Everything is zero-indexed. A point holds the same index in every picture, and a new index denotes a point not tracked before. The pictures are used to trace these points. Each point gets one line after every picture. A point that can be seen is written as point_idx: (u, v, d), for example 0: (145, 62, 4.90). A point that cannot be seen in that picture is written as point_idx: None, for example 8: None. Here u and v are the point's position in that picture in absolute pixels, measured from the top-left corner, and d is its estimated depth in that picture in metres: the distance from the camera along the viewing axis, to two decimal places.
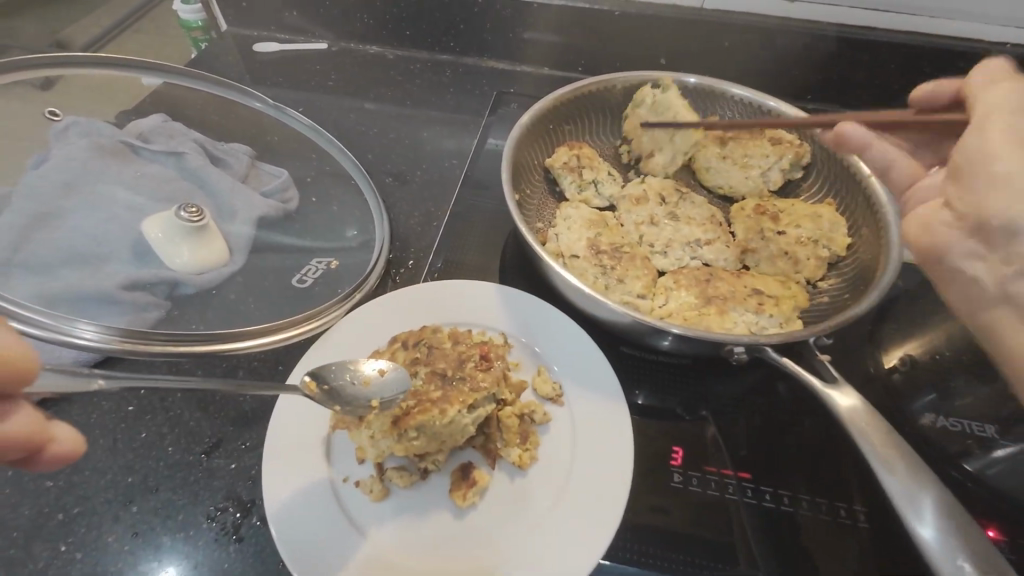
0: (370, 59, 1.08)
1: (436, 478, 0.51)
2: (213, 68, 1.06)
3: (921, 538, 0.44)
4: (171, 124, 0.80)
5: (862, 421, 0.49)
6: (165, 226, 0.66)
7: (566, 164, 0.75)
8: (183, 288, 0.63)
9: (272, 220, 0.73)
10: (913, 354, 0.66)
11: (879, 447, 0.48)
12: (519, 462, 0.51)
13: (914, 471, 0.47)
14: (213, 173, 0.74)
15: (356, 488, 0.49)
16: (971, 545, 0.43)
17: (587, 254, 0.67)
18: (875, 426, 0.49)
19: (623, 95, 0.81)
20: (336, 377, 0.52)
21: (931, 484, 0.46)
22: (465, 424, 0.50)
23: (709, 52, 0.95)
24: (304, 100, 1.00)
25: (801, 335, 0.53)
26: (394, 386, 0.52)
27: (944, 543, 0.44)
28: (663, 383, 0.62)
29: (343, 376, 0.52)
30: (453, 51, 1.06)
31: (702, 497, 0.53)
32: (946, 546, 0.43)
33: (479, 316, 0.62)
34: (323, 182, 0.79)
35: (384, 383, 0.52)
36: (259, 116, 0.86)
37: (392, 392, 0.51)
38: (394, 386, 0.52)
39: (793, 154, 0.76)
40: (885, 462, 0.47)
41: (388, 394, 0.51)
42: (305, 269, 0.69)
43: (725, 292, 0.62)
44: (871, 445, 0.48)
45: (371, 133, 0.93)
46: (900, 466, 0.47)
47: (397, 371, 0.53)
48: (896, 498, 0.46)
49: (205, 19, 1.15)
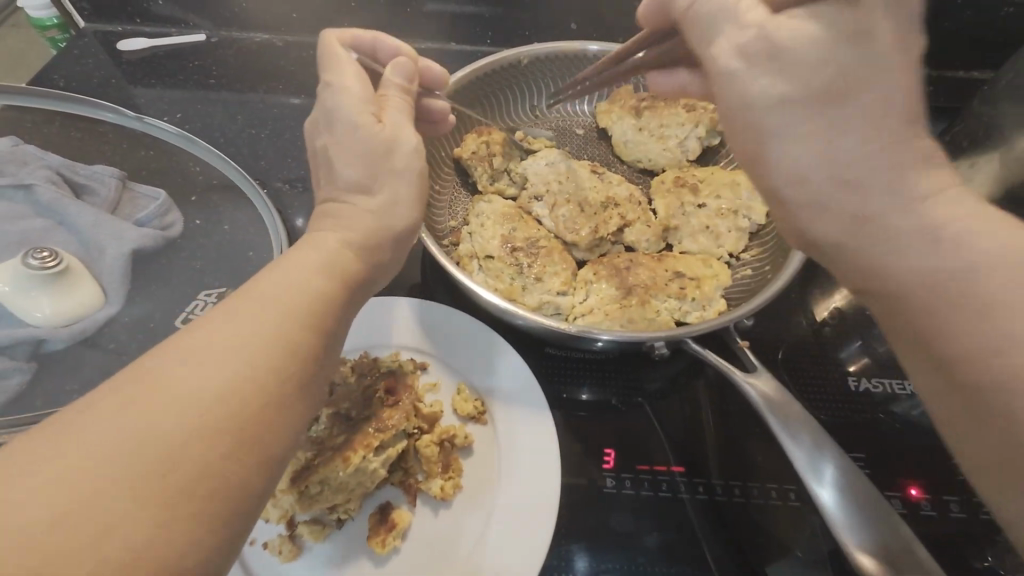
0: (257, 48, 0.97)
1: (350, 526, 0.47)
2: (75, 75, 0.93)
3: (820, 501, 0.44)
4: (21, 149, 0.70)
5: (771, 397, 0.48)
6: (14, 277, 0.58)
7: (477, 155, 0.70)
8: (50, 344, 0.57)
9: (151, 251, 0.65)
10: (841, 307, 0.66)
11: (785, 419, 0.47)
12: (440, 494, 0.48)
13: (817, 437, 0.46)
14: (71, 205, 0.65)
15: (264, 550, 0.45)
16: (868, 510, 0.43)
17: (502, 253, 0.62)
18: (783, 399, 0.48)
19: (527, 71, 0.75)
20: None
21: (834, 452, 0.46)
22: (374, 468, 0.46)
23: (620, 14, 0.89)
24: (184, 102, 0.89)
25: (723, 322, 0.51)
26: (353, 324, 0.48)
27: (843, 507, 0.44)
28: (601, 374, 0.60)
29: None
30: (349, 32, 0.97)
31: (635, 500, 0.52)
32: (842, 513, 0.43)
33: (391, 335, 0.57)
34: (209, 199, 0.71)
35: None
36: (124, 129, 0.76)
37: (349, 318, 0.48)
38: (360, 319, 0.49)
39: (707, 121, 0.73)
40: (789, 432, 0.47)
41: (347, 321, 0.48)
42: (192, 305, 0.62)
43: (645, 279, 0.59)
44: (777, 417, 0.47)
45: (264, 134, 0.84)
46: (805, 436, 0.46)
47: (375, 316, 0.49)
48: (800, 466, 0.46)
49: (61, 16, 1.01)
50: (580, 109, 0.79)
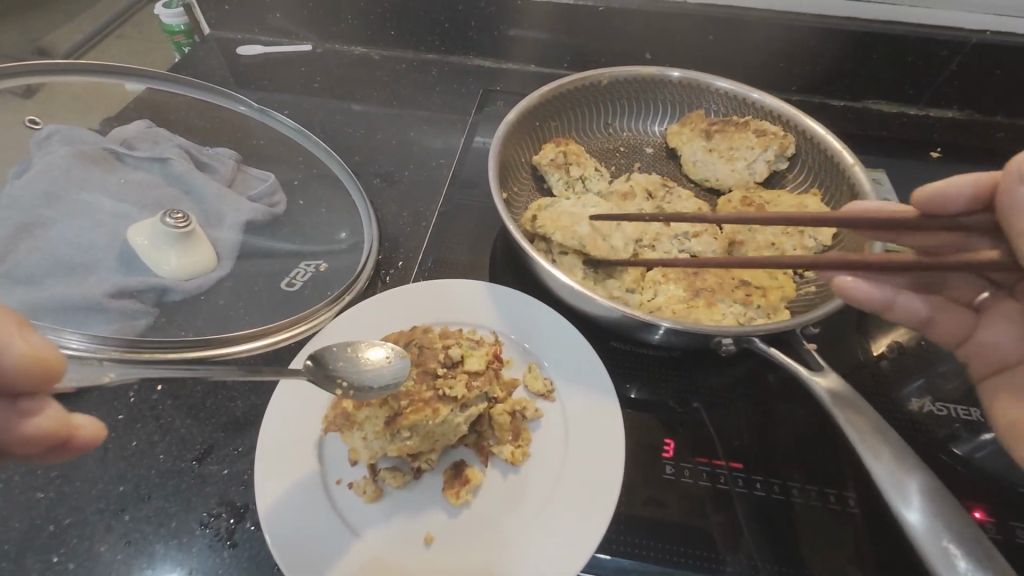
0: (355, 59, 1.07)
1: (429, 478, 0.52)
2: (196, 72, 1.05)
3: (908, 523, 0.45)
4: (155, 130, 0.80)
5: (848, 410, 0.50)
6: (151, 233, 0.66)
7: (574, 156, 0.76)
8: (171, 294, 0.64)
9: (259, 225, 0.73)
10: (903, 340, 0.68)
11: (866, 434, 0.48)
12: (511, 459, 0.52)
13: (899, 455, 0.47)
14: (199, 179, 0.75)
15: (349, 489, 0.50)
16: (957, 528, 0.44)
17: (576, 250, 0.67)
18: (862, 413, 0.49)
19: (607, 90, 0.82)
20: (336, 360, 0.52)
21: (917, 469, 0.47)
22: (457, 422, 0.53)
23: (695, 46, 0.94)
24: (289, 102, 0.99)
25: (789, 324, 0.54)
26: (388, 379, 0.52)
27: (931, 526, 0.44)
28: (657, 375, 0.63)
29: (343, 360, 0.52)
30: (439, 50, 1.06)
31: (693, 488, 0.54)
32: (931, 533, 0.44)
33: (470, 313, 0.62)
34: (310, 185, 0.79)
35: (380, 372, 0.52)
36: (244, 119, 0.86)
37: (382, 382, 0.52)
38: (389, 378, 0.52)
39: (778, 145, 0.77)
40: (871, 448, 0.48)
41: (374, 384, 0.51)
42: (293, 273, 0.69)
43: (712, 284, 0.64)
44: (858, 432, 0.49)
45: (358, 134, 0.92)
46: (886, 452, 0.47)
47: (400, 361, 0.53)
48: (882, 485, 0.46)
49: (189, 23, 1.12)
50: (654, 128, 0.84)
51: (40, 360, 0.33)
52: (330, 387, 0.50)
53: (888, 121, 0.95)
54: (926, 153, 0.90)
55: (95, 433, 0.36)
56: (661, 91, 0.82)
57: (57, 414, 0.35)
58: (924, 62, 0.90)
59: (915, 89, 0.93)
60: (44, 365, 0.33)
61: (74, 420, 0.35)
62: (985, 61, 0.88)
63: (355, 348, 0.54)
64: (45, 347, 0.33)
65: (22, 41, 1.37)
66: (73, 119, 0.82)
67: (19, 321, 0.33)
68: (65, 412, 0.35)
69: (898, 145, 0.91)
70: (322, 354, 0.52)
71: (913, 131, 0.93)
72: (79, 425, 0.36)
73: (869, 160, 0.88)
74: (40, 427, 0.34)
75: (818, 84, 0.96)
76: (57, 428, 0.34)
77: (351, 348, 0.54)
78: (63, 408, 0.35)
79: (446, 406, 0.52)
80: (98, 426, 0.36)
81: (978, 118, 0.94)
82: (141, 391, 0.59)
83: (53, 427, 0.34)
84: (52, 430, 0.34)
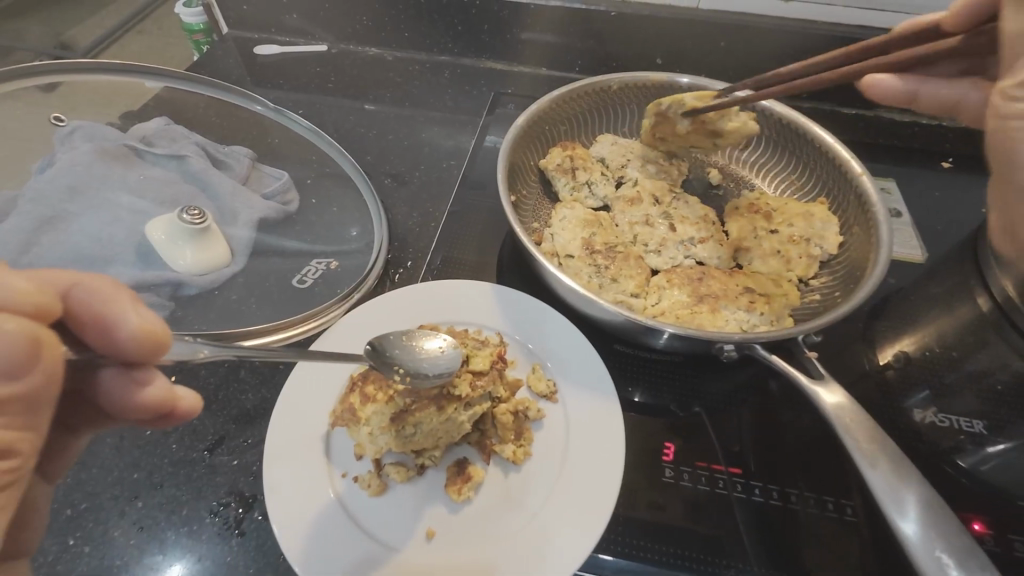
0: (369, 60, 1.08)
1: (432, 474, 0.54)
2: (213, 69, 1.07)
3: (904, 533, 0.45)
4: (173, 127, 0.82)
5: (848, 420, 0.50)
6: (168, 229, 0.68)
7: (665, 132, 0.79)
8: (186, 289, 0.66)
9: (272, 222, 0.75)
10: (907, 350, 0.68)
11: (864, 443, 0.49)
12: (512, 458, 0.53)
13: (897, 465, 0.48)
14: (215, 177, 0.76)
15: (354, 483, 0.51)
16: (952, 538, 0.44)
17: (582, 254, 0.68)
18: (861, 422, 0.50)
19: (617, 95, 0.82)
20: (393, 349, 0.54)
21: (914, 480, 0.47)
22: (461, 421, 0.54)
23: (706, 51, 0.94)
24: (304, 101, 1.01)
25: (790, 332, 0.55)
26: (443, 367, 0.54)
27: (927, 538, 0.44)
28: (659, 380, 0.64)
29: (400, 348, 0.55)
30: (452, 52, 1.07)
31: (692, 492, 0.55)
32: (926, 545, 0.44)
33: (476, 314, 0.63)
34: (322, 184, 0.81)
35: (435, 361, 0.54)
36: (259, 118, 0.88)
37: (437, 371, 0.54)
38: (445, 366, 0.54)
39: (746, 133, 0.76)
40: (869, 458, 0.48)
41: (430, 371, 0.53)
42: (305, 270, 0.71)
43: (716, 290, 0.64)
44: (856, 440, 0.49)
45: (370, 134, 0.93)
46: (883, 462, 0.48)
47: (454, 351, 0.55)
48: (880, 494, 0.47)
49: (207, 22, 1.15)
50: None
51: (158, 335, 0.37)
52: (388, 373, 0.53)
53: (900, 129, 0.94)
54: (937, 164, 0.90)
55: (194, 402, 0.42)
56: (670, 98, 0.83)
57: (164, 385, 0.39)
58: None
59: None
60: (160, 340, 0.37)
61: (177, 391, 0.40)
62: None
63: (410, 336, 0.56)
64: (160, 324, 0.37)
65: (46, 33, 1.42)
66: (95, 115, 0.84)
67: (133, 298, 0.37)
68: (170, 384, 0.40)
69: (908, 155, 0.91)
70: (379, 343, 0.54)
71: (925, 140, 0.93)
72: (182, 395, 0.41)
73: (878, 169, 0.88)
74: (156, 396, 0.39)
75: (829, 92, 0.96)
76: (169, 398, 0.39)
77: (407, 336, 0.55)
78: (168, 380, 0.40)
79: (451, 405, 0.53)
80: (193, 397, 0.42)
81: None
82: None
83: (165, 397, 0.39)
84: (163, 401, 0.39)
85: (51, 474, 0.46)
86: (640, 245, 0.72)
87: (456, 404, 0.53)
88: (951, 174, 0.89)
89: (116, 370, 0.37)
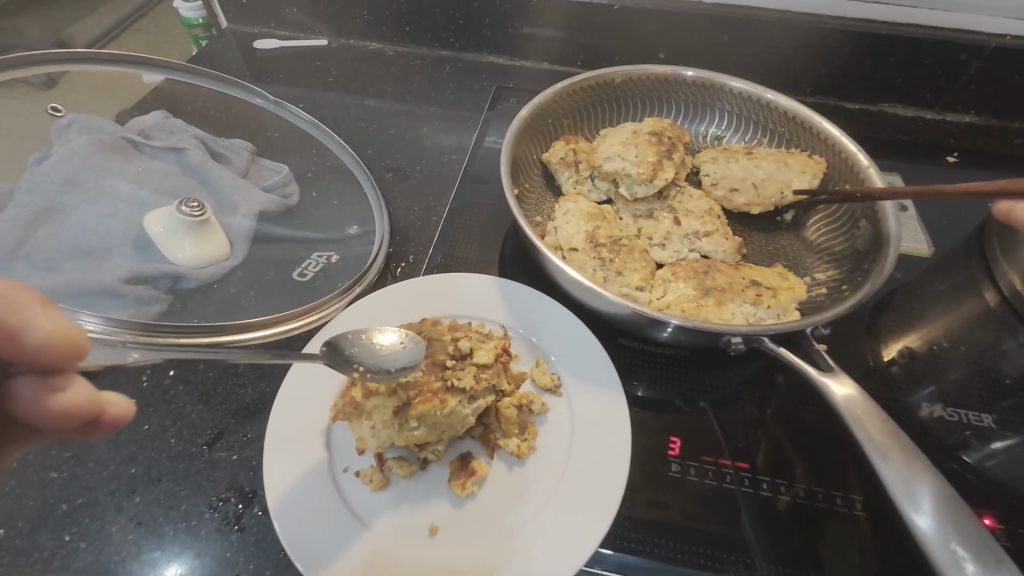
0: (370, 55, 1.07)
1: (435, 468, 0.53)
2: (213, 64, 1.06)
3: (917, 528, 0.44)
4: (172, 120, 0.81)
5: (858, 413, 0.49)
6: (167, 222, 0.67)
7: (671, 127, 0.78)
8: (185, 282, 0.65)
9: (273, 215, 0.74)
10: (914, 345, 0.68)
11: (875, 436, 0.48)
12: (517, 452, 0.53)
13: (909, 459, 0.47)
14: (215, 169, 0.76)
15: (356, 477, 0.50)
16: (966, 534, 0.43)
17: (586, 247, 0.67)
18: (872, 414, 0.49)
19: (621, 87, 0.82)
20: (352, 346, 0.53)
21: (927, 473, 0.46)
22: (465, 414, 0.53)
23: (709, 46, 0.94)
24: (304, 96, 1.00)
25: (798, 324, 0.54)
26: (405, 361, 0.53)
27: (941, 533, 0.44)
28: (664, 374, 0.63)
29: (358, 346, 0.53)
30: (453, 47, 1.06)
31: (699, 486, 0.55)
32: (940, 539, 0.43)
33: (480, 308, 0.62)
34: (323, 178, 0.80)
35: (396, 355, 0.54)
36: (258, 111, 0.87)
37: (400, 364, 0.53)
38: (408, 359, 0.53)
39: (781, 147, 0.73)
40: (880, 450, 0.47)
41: (393, 366, 0.53)
42: (305, 263, 0.70)
43: (723, 283, 0.64)
44: (867, 433, 0.48)
45: (370, 129, 0.93)
46: (895, 455, 0.47)
47: (413, 345, 0.55)
48: (893, 488, 0.46)
49: (207, 15, 1.13)
50: (711, 129, 0.83)
51: (73, 340, 0.36)
52: (348, 370, 0.51)
53: (902, 125, 0.94)
54: (941, 157, 0.90)
55: (126, 407, 0.40)
56: (675, 91, 0.82)
57: (85, 390, 0.38)
58: (943, 65, 0.89)
59: (931, 93, 0.93)
60: (74, 345, 0.36)
61: (104, 395, 0.39)
62: (1006, 66, 0.87)
63: (368, 334, 0.55)
64: (73, 328, 0.36)
65: (45, 31, 1.41)
66: (93, 108, 0.83)
67: (43, 299, 0.36)
68: (95, 389, 0.39)
69: (913, 149, 0.91)
70: (336, 341, 0.53)
71: (927, 135, 0.93)
72: (111, 401, 0.39)
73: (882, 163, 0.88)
74: (74, 402, 0.37)
75: (832, 87, 0.95)
76: (93, 403, 0.38)
77: (365, 335, 0.55)
78: (91, 385, 0.39)
79: (455, 399, 0.52)
80: (124, 403, 0.41)
81: (995, 123, 0.94)
82: (152, 375, 0.60)
83: (87, 403, 0.38)
84: (85, 406, 0.38)
85: (0, 478, 0.45)
86: (644, 238, 0.72)
87: (459, 396, 0.53)
88: (955, 168, 0.88)
89: (29, 375, 0.36)
